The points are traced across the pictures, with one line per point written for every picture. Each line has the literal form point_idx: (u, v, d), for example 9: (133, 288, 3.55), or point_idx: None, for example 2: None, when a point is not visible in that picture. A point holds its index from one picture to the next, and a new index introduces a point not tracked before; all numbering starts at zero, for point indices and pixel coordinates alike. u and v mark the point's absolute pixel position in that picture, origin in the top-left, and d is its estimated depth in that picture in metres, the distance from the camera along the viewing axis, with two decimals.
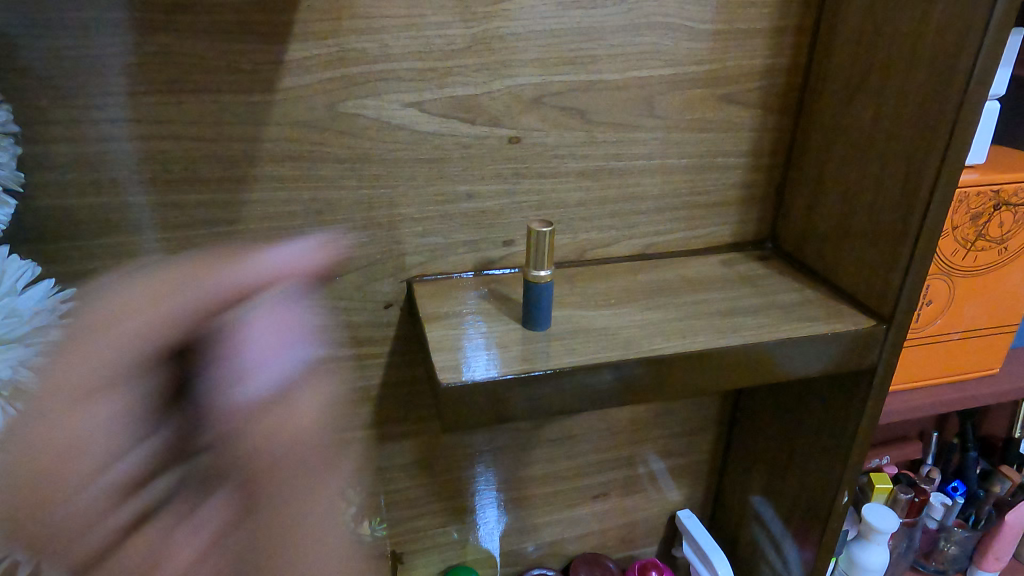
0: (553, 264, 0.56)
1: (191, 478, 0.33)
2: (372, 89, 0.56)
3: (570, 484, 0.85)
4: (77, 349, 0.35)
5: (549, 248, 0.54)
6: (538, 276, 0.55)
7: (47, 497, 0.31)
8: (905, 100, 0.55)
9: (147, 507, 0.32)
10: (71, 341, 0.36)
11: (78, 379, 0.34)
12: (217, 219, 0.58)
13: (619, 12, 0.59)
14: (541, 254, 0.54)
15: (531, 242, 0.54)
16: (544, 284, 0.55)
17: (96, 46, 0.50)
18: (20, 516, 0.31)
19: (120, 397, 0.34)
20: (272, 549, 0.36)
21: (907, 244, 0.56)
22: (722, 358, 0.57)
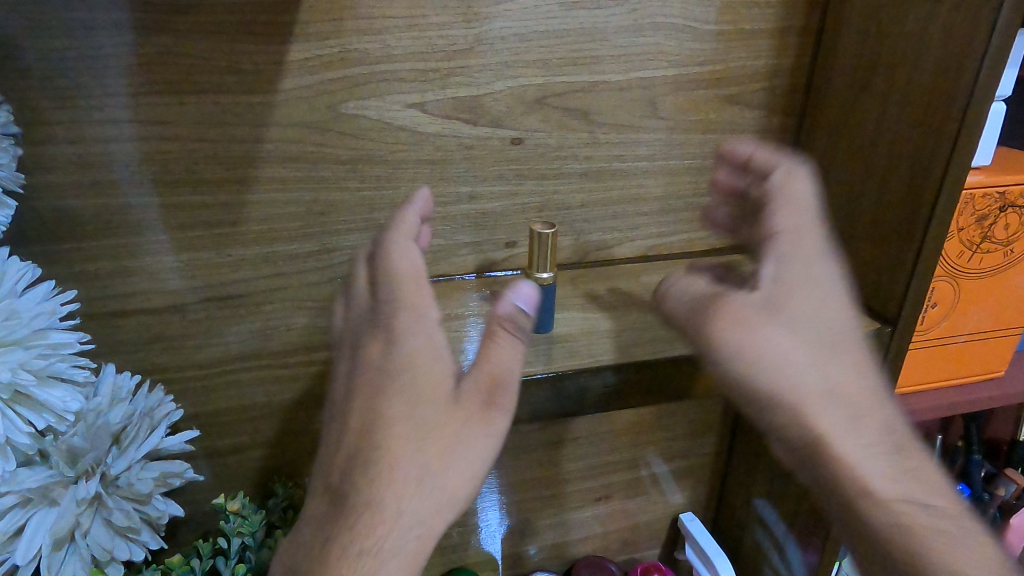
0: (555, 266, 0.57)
1: (486, 387, 0.49)
2: (373, 90, 0.56)
3: (572, 486, 0.85)
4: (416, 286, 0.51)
5: (552, 249, 0.55)
6: (540, 277, 0.56)
7: (435, 366, 0.49)
8: (910, 100, 0.55)
9: (463, 400, 0.49)
10: (412, 281, 0.51)
11: (426, 311, 0.50)
12: (218, 221, 0.58)
13: (622, 12, 0.58)
14: (543, 254, 0.55)
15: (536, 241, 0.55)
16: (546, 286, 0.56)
17: (96, 46, 0.50)
18: (415, 377, 0.48)
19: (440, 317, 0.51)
20: (445, 448, 0.48)
21: (913, 245, 0.56)
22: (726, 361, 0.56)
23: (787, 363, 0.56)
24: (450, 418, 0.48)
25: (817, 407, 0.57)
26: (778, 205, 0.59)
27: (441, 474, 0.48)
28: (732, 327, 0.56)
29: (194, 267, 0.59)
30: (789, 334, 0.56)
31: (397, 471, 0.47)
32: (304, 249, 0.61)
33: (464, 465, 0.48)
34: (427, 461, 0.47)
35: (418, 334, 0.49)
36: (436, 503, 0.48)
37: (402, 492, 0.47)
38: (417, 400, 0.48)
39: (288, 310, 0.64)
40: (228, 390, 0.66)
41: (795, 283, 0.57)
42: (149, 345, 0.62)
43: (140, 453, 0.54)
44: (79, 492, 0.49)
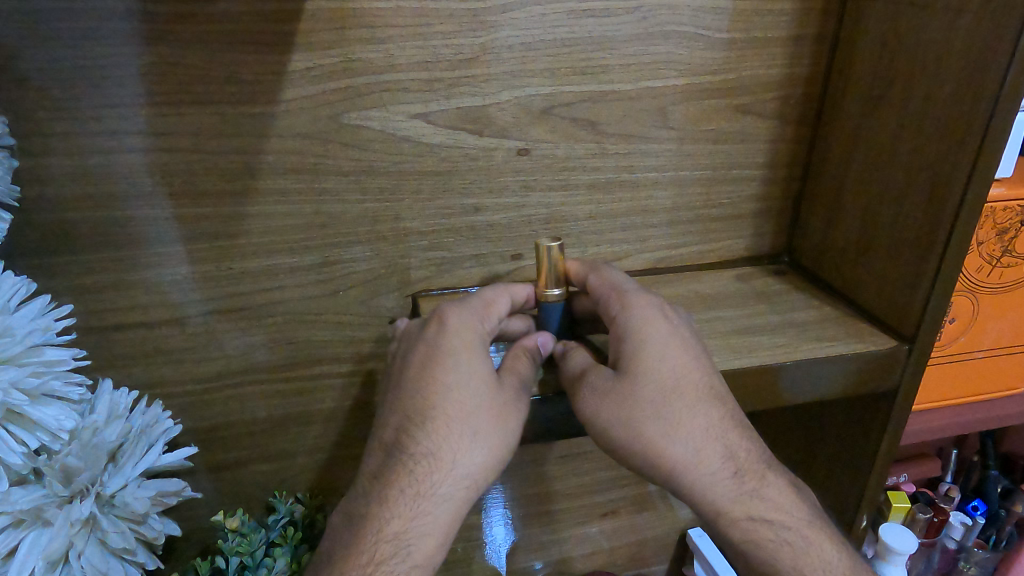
0: (564, 283, 0.55)
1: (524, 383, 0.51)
2: (376, 100, 0.55)
3: (578, 501, 0.83)
4: (487, 301, 0.53)
5: (558, 267, 0.54)
6: (549, 295, 0.55)
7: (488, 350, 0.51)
8: (929, 111, 0.53)
9: (509, 385, 0.50)
10: (491, 300, 0.53)
11: (489, 314, 0.53)
12: (218, 233, 0.57)
13: (632, 21, 0.57)
14: (548, 272, 0.54)
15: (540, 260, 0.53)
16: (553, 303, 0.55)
17: (93, 57, 0.49)
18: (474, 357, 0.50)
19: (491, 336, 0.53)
20: (493, 419, 0.48)
21: (932, 261, 0.54)
22: (738, 379, 0.55)
23: (640, 425, 0.49)
24: (499, 397, 0.49)
25: (676, 462, 0.50)
26: (607, 298, 0.54)
27: (489, 441, 0.48)
28: (586, 398, 0.50)
29: (194, 280, 0.58)
30: (636, 394, 0.49)
31: (452, 430, 0.48)
32: (306, 262, 0.60)
33: (509, 437, 0.49)
34: (479, 427, 0.48)
35: (477, 327, 0.51)
36: (483, 467, 0.48)
37: (455, 448, 0.47)
38: (472, 373, 0.49)
39: (289, 323, 0.62)
40: (228, 405, 0.64)
41: (639, 343, 0.51)
42: (147, 359, 0.60)
43: (138, 471, 0.52)
44: (73, 512, 0.48)
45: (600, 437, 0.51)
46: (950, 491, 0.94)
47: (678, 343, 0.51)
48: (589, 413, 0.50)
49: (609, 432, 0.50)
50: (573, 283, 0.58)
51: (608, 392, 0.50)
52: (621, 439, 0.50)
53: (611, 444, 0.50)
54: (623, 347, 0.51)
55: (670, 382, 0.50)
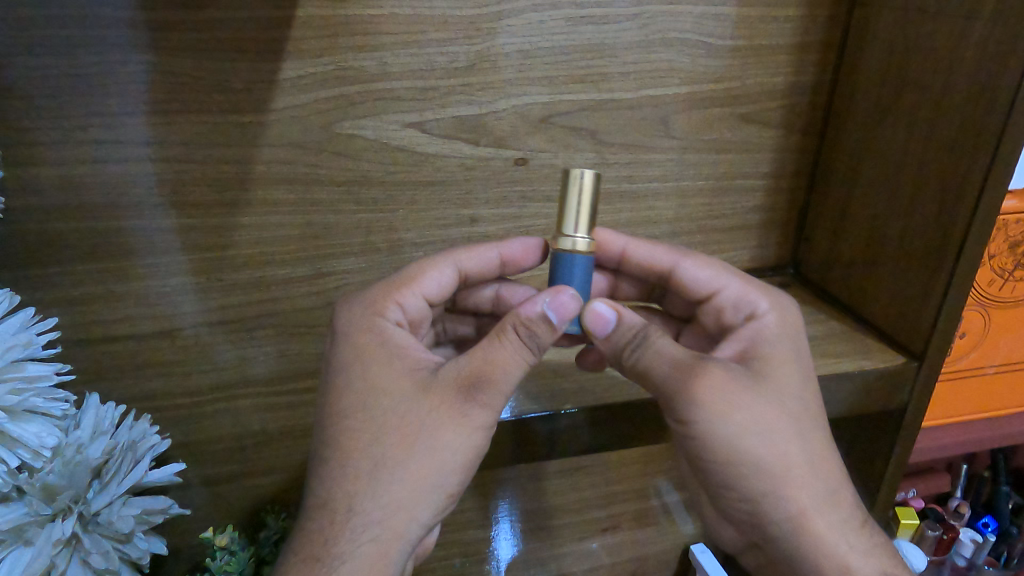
0: (592, 232, 0.46)
1: (463, 385, 0.42)
2: (370, 109, 0.53)
3: (578, 516, 0.82)
4: (390, 287, 0.49)
5: (592, 207, 0.45)
6: (573, 244, 0.45)
7: (397, 361, 0.44)
8: (939, 120, 0.51)
9: (432, 392, 0.42)
10: (395, 283, 0.49)
11: (383, 305, 0.47)
12: (207, 244, 0.56)
13: (633, 28, 0.55)
14: (579, 211, 0.45)
15: (569, 193, 0.44)
16: (575, 256, 0.45)
17: (78, 64, 0.48)
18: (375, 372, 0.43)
19: (404, 322, 0.49)
20: (405, 442, 0.41)
21: (941, 275, 0.52)
22: None
23: (784, 437, 0.43)
24: (409, 412, 0.42)
25: (804, 490, 0.43)
26: (737, 298, 0.51)
27: (401, 470, 0.41)
28: (722, 390, 0.43)
29: (183, 291, 0.57)
30: (781, 401, 0.44)
31: (349, 468, 0.41)
32: (299, 274, 0.59)
33: (432, 462, 0.41)
34: (382, 457, 0.41)
35: (371, 328, 0.46)
36: (399, 504, 0.40)
37: (357, 487, 0.41)
38: (370, 392, 0.42)
39: (282, 335, 0.61)
40: (219, 419, 0.63)
41: (785, 352, 0.47)
42: (136, 373, 0.59)
43: (123, 488, 0.51)
44: (54, 531, 0.47)
45: (723, 441, 0.42)
46: (960, 507, 0.92)
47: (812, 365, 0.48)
48: (722, 411, 0.42)
49: (746, 436, 0.42)
50: (606, 256, 0.56)
51: (749, 392, 0.43)
52: (758, 447, 0.42)
53: (738, 450, 0.42)
54: (759, 351, 0.47)
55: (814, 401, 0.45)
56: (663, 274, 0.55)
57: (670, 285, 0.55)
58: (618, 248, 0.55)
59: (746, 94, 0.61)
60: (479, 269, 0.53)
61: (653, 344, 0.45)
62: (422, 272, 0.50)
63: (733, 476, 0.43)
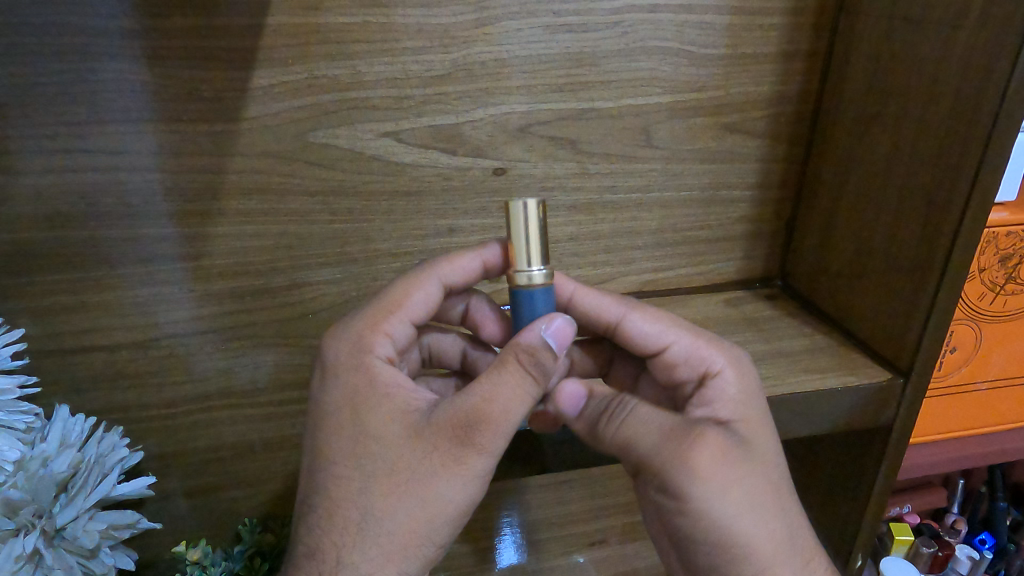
0: (548, 263, 0.44)
1: (456, 432, 0.38)
2: (344, 118, 0.53)
3: (564, 530, 0.80)
4: (374, 315, 0.45)
5: (541, 238, 0.43)
6: (529, 278, 0.43)
7: (388, 400, 0.41)
8: (925, 132, 0.50)
9: (424, 439, 0.39)
10: (379, 310, 0.46)
11: (372, 338, 0.44)
12: (180, 255, 0.55)
13: (613, 36, 0.55)
14: (526, 246, 0.43)
15: (515, 229, 0.42)
16: (535, 290, 0.44)
17: (44, 72, 0.47)
18: (365, 414, 0.40)
19: (395, 353, 0.45)
20: (395, 494, 0.38)
21: (926, 291, 0.51)
22: None
23: (774, 508, 0.42)
24: (401, 459, 0.39)
25: (788, 565, 0.42)
26: (692, 354, 0.47)
27: (389, 524, 0.38)
28: (714, 460, 0.41)
29: (154, 302, 0.56)
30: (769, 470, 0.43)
31: (337, 519, 0.39)
32: (273, 284, 0.58)
33: (423, 515, 0.38)
34: (370, 508, 0.38)
35: (361, 365, 0.42)
36: (388, 557, 0.38)
37: (344, 541, 0.38)
38: (360, 436, 0.40)
39: (256, 347, 0.60)
40: (192, 431, 0.62)
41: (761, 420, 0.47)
42: (107, 384, 0.58)
43: (89, 502, 0.50)
44: (15, 547, 0.46)
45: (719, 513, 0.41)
46: (957, 523, 0.89)
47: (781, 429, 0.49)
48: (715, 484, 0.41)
49: (741, 511, 0.41)
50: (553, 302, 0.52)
51: (745, 459, 0.42)
52: (752, 518, 0.41)
53: (732, 523, 0.41)
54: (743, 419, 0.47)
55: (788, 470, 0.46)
56: (609, 327, 0.50)
57: (618, 338, 0.50)
58: (565, 293, 0.50)
59: (728, 111, 0.60)
60: (464, 281, 0.49)
61: (638, 406, 0.44)
62: (405, 294, 0.47)
63: (720, 550, 0.42)
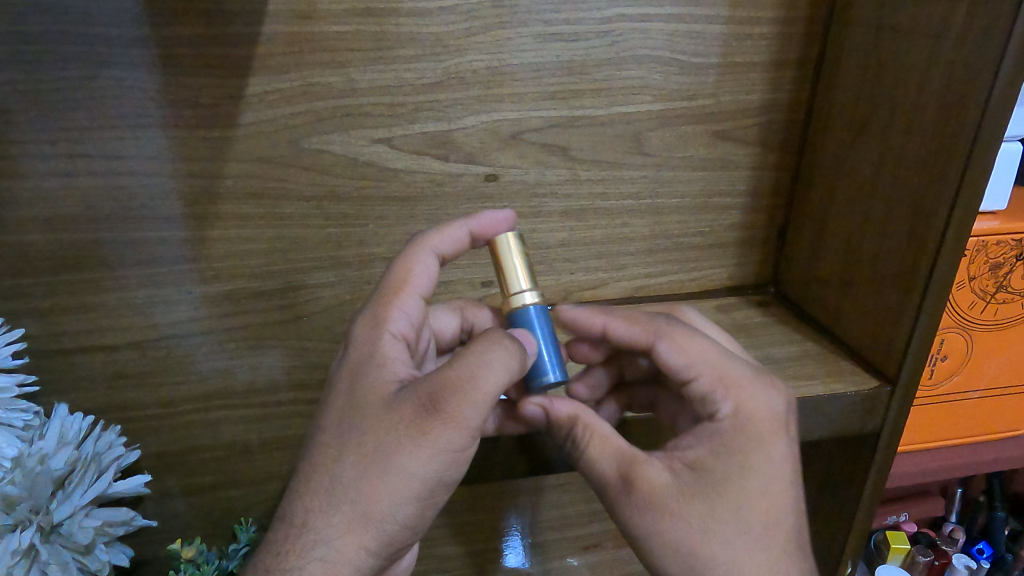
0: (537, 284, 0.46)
1: (425, 402, 0.38)
2: (338, 125, 0.54)
3: (560, 533, 0.81)
4: (386, 294, 0.45)
5: (526, 262, 0.46)
6: (522, 297, 0.46)
7: (378, 375, 0.41)
8: (910, 143, 0.50)
9: (398, 409, 0.38)
10: (389, 292, 0.45)
11: (384, 317, 0.44)
12: (176, 258, 0.56)
13: (603, 45, 0.55)
14: (514, 266, 0.46)
15: (500, 253, 0.46)
16: (532, 309, 0.45)
17: (46, 80, 0.49)
18: (356, 384, 0.41)
19: (410, 331, 0.45)
20: (360, 461, 0.38)
21: (913, 300, 0.51)
22: None
23: (703, 566, 0.40)
24: (373, 428, 0.39)
25: None
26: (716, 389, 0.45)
27: (353, 490, 0.38)
28: (637, 503, 0.41)
29: (151, 303, 0.57)
30: (713, 528, 0.40)
31: (310, 483, 0.39)
32: (268, 287, 0.59)
33: (386, 484, 0.38)
34: (338, 475, 0.38)
35: (370, 341, 0.43)
36: (349, 524, 0.38)
37: (312, 506, 0.38)
38: (347, 406, 0.40)
39: (251, 349, 0.61)
40: (189, 431, 0.63)
41: (727, 467, 0.42)
42: (106, 384, 0.59)
43: (86, 499, 0.51)
44: (12, 543, 0.47)
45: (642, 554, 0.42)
46: (955, 532, 0.89)
47: (783, 471, 0.42)
48: (638, 524, 0.41)
49: (665, 555, 0.41)
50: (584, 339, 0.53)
51: (671, 512, 0.41)
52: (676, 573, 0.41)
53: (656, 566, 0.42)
54: (706, 467, 0.42)
55: (760, 519, 0.41)
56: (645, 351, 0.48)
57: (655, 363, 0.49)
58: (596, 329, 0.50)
59: (718, 119, 0.60)
60: (455, 250, 0.47)
61: (586, 449, 0.44)
62: (409, 271, 0.46)
63: None
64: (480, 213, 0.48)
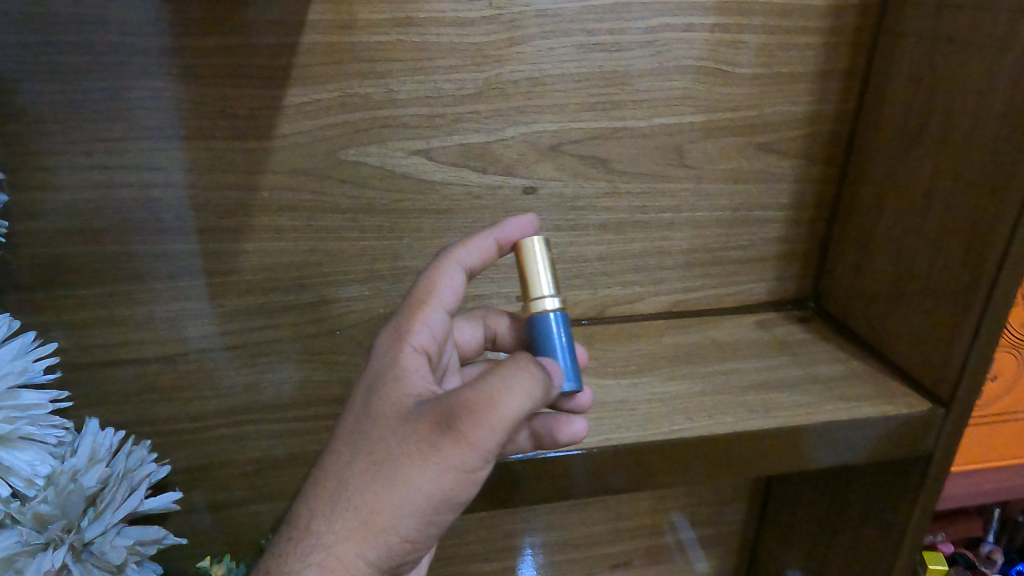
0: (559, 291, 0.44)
1: (440, 416, 0.35)
2: (376, 136, 0.53)
3: (588, 551, 0.79)
4: (409, 307, 0.43)
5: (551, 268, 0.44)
6: (543, 304, 0.43)
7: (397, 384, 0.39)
8: (968, 157, 0.48)
9: (412, 419, 0.36)
10: (412, 304, 0.43)
11: (405, 329, 0.42)
12: (209, 271, 0.55)
13: (646, 55, 0.54)
14: (539, 272, 0.43)
15: (525, 257, 0.43)
16: (552, 317, 0.43)
17: (82, 91, 0.48)
18: (373, 393, 0.39)
19: (431, 345, 0.43)
20: (370, 468, 0.36)
21: (971, 319, 0.49)
22: (763, 450, 0.51)
23: None
24: (384, 436, 0.36)
25: None
26: None
27: (358, 497, 0.35)
28: None
29: (183, 316, 0.56)
30: None
31: (317, 487, 0.37)
32: (301, 300, 0.57)
33: (391, 493, 0.35)
34: (344, 480, 0.36)
35: (391, 352, 0.41)
36: (350, 532, 0.35)
37: (318, 509, 0.36)
38: (362, 414, 0.38)
39: (283, 363, 0.60)
40: (218, 446, 0.62)
41: None
42: (135, 398, 0.58)
43: (117, 517, 0.50)
44: (45, 563, 0.46)
45: None
46: (993, 553, 0.86)
47: None
48: None
49: None
50: None
51: None
52: None
53: None
54: None
55: None
56: None
57: None
58: None
59: (762, 131, 0.59)
60: (483, 261, 0.45)
61: None
62: (434, 284, 0.43)
63: None
64: (503, 221, 0.46)
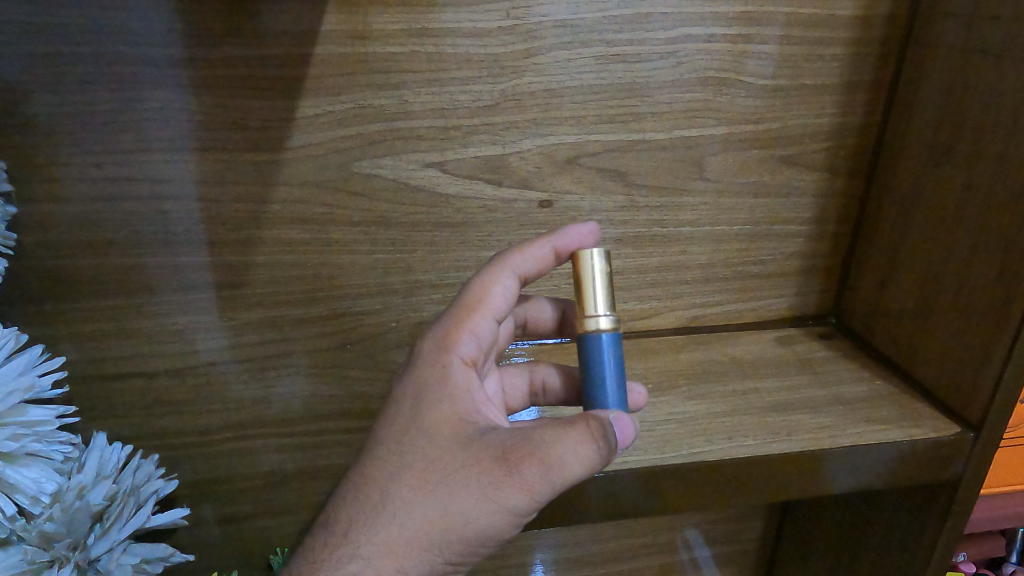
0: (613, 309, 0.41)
1: (506, 455, 0.34)
2: (389, 148, 0.52)
3: (598, 569, 0.77)
4: (458, 313, 0.40)
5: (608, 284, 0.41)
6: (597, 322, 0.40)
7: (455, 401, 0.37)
8: (1000, 175, 0.47)
9: (474, 449, 0.35)
10: (461, 309, 0.40)
11: (455, 338, 0.39)
12: (220, 283, 0.54)
13: (667, 66, 0.53)
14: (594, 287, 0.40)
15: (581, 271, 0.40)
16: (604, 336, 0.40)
17: (93, 102, 0.47)
18: (426, 403, 0.37)
19: (477, 356, 0.40)
20: (423, 489, 0.34)
21: (1003, 341, 0.47)
22: (785, 473, 0.50)
23: None
24: (440, 458, 0.35)
25: None
26: None
27: (407, 514, 0.34)
28: None
29: (193, 329, 0.55)
30: None
31: (361, 493, 0.35)
32: (312, 314, 0.56)
33: (443, 520, 0.34)
34: (393, 492, 0.34)
35: (437, 362, 0.39)
36: (393, 548, 0.33)
37: (359, 517, 0.34)
38: (412, 425, 0.36)
39: (292, 377, 0.59)
40: (226, 459, 0.61)
41: None
42: (144, 411, 0.57)
43: (123, 534, 0.49)
44: None
45: None
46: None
47: None
48: None
49: None
50: None
51: None
52: None
53: None
54: None
55: None
56: None
57: None
58: None
59: (784, 143, 0.57)
60: (537, 271, 0.42)
61: None
62: (484, 290, 0.41)
63: None
64: (562, 229, 0.44)
